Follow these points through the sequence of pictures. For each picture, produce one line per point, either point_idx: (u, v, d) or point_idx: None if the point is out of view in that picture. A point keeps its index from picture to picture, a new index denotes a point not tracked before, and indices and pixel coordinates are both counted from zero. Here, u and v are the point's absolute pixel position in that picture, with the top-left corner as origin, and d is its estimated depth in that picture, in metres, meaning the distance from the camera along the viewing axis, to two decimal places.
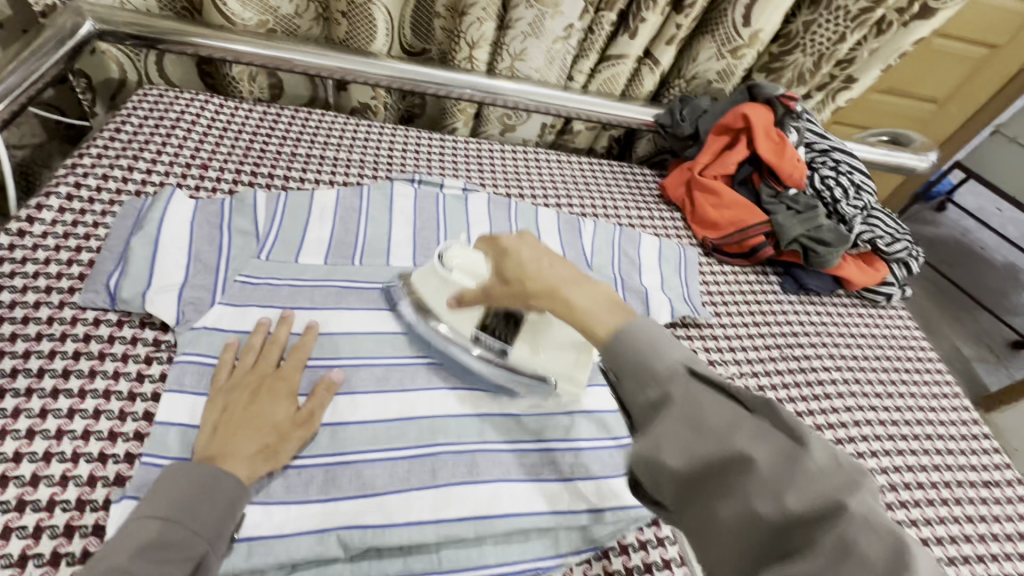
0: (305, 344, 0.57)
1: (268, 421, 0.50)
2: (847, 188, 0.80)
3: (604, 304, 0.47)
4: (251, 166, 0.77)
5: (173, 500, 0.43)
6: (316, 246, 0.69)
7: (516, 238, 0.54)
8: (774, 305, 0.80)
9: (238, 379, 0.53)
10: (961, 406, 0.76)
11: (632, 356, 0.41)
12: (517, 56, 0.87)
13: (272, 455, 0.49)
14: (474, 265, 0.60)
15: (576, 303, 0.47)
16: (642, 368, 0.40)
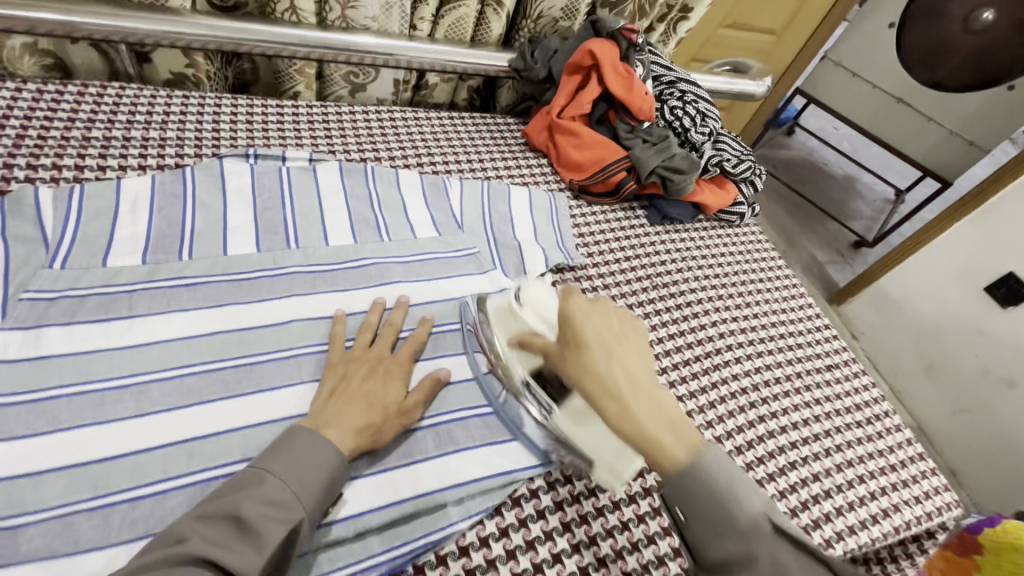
0: (421, 334, 0.58)
1: (367, 381, 0.52)
2: (694, 116, 0.84)
3: (662, 424, 0.41)
4: (28, 158, 0.63)
5: (287, 462, 0.43)
6: (130, 243, 0.58)
7: (591, 303, 0.48)
8: (642, 238, 0.83)
9: (357, 357, 0.54)
10: (806, 305, 0.85)
11: (699, 483, 0.39)
12: (348, 4, 0.78)
13: (371, 433, 0.48)
14: (546, 309, 0.54)
15: (634, 410, 0.41)
16: (661, 425, 0.41)
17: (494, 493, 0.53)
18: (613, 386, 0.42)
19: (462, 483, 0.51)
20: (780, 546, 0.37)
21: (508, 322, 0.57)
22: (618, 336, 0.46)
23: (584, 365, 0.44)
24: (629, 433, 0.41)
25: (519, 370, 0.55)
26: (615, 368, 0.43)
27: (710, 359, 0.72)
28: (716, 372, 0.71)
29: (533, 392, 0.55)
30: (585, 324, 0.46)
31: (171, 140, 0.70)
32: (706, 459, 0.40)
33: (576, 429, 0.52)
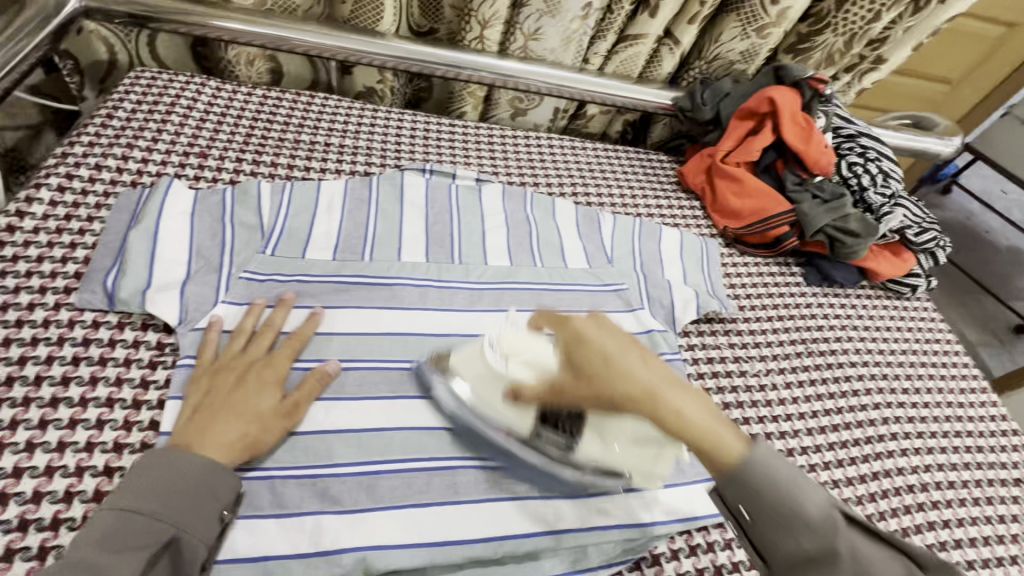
0: (306, 331, 0.56)
1: (233, 385, 0.50)
2: (875, 175, 0.78)
3: (672, 385, 0.43)
4: (253, 154, 0.72)
5: (144, 493, 0.43)
6: (324, 240, 0.65)
7: (589, 319, 0.46)
8: (798, 299, 0.77)
9: (222, 363, 0.52)
10: (989, 401, 0.74)
11: (702, 407, 0.42)
12: (531, 35, 0.82)
13: (251, 445, 0.47)
14: (540, 358, 0.48)
15: (683, 417, 0.41)
16: (720, 459, 0.40)
17: (632, 545, 0.52)
18: (646, 385, 0.41)
19: (602, 527, 0.51)
20: (824, 501, 0.40)
21: (480, 372, 0.51)
22: (630, 337, 0.45)
23: (619, 384, 0.41)
24: (675, 428, 0.41)
25: (524, 426, 0.50)
26: (647, 370, 0.42)
27: (871, 445, 0.65)
28: (876, 461, 0.64)
29: (543, 436, 0.50)
30: (602, 337, 0.44)
31: (362, 149, 0.78)
32: (732, 420, 0.42)
33: (614, 446, 0.49)
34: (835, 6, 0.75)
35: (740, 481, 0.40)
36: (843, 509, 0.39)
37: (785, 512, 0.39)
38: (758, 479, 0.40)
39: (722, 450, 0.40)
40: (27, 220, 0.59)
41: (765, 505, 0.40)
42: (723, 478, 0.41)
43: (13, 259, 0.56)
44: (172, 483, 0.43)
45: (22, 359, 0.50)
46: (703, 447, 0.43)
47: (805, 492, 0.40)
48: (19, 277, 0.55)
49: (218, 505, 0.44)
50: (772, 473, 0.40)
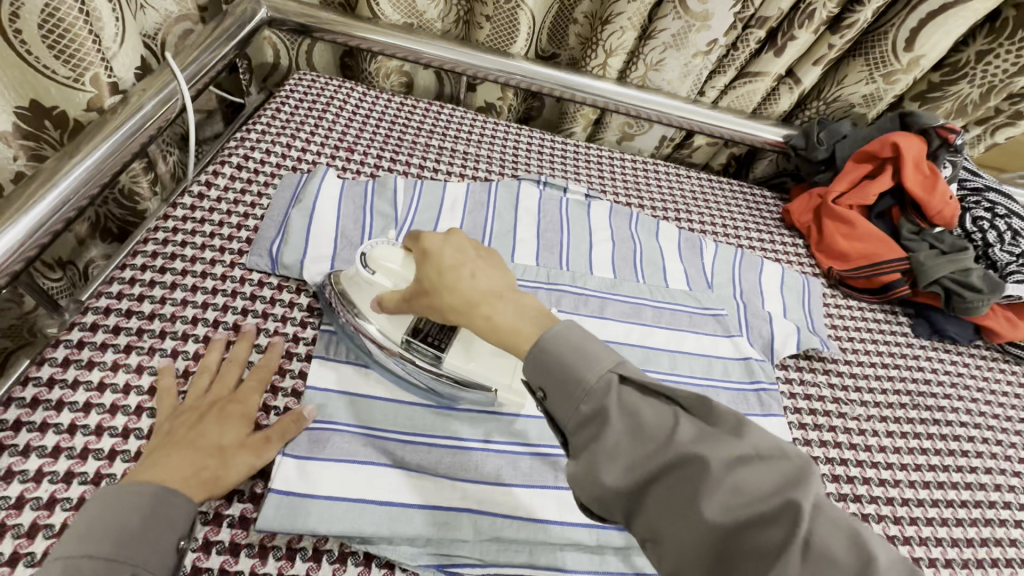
0: (268, 362, 0.56)
1: (190, 423, 0.49)
2: (1004, 232, 0.75)
3: (533, 315, 0.46)
4: (390, 154, 0.81)
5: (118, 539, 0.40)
6: (447, 235, 0.72)
7: (442, 239, 0.51)
8: (905, 348, 0.75)
9: (191, 402, 0.51)
10: None
11: (557, 363, 0.41)
12: (652, 66, 0.86)
13: (209, 481, 0.45)
14: (395, 266, 0.53)
15: (503, 320, 0.45)
16: (568, 380, 0.41)
17: None
18: (472, 297, 0.46)
19: None
20: (708, 434, 0.37)
21: (362, 285, 0.56)
22: (472, 257, 0.50)
23: (449, 290, 0.47)
24: (490, 334, 0.45)
25: (394, 336, 0.55)
26: (474, 282, 0.47)
27: (980, 510, 0.62)
28: (985, 526, 0.61)
29: (414, 349, 0.55)
30: (443, 253, 0.49)
31: (484, 158, 0.85)
32: (592, 376, 0.40)
33: (471, 356, 0.54)
34: (976, 58, 0.73)
35: (595, 411, 0.39)
36: (700, 405, 0.38)
37: (704, 489, 0.35)
38: (611, 400, 0.39)
39: (583, 379, 0.40)
40: (213, 189, 0.69)
41: (617, 424, 0.39)
42: (527, 366, 0.43)
43: (201, 221, 0.66)
44: (125, 524, 0.41)
45: (205, 304, 0.59)
46: (568, 423, 0.40)
47: (664, 414, 0.39)
48: (205, 237, 0.65)
49: (173, 537, 0.42)
50: (628, 396, 0.40)
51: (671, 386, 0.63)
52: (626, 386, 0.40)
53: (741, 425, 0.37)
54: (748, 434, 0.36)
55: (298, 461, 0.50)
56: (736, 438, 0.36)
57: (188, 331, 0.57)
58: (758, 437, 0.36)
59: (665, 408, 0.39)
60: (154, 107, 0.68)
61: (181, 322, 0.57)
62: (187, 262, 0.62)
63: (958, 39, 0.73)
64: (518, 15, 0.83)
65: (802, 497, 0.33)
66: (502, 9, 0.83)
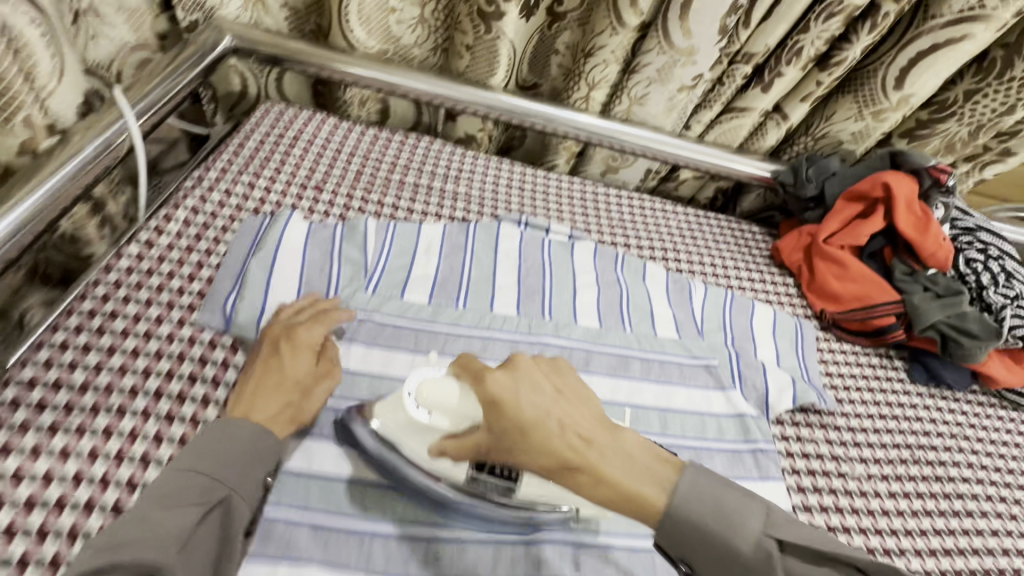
0: (335, 308, 0.59)
1: (264, 365, 0.53)
2: (997, 274, 0.72)
3: (647, 460, 0.43)
4: (362, 193, 0.76)
5: (220, 458, 0.45)
6: (421, 281, 0.67)
7: (507, 375, 0.43)
8: (902, 397, 0.72)
9: (268, 338, 0.55)
10: None
11: (714, 502, 0.41)
12: (637, 100, 0.82)
13: (296, 415, 0.52)
14: (447, 399, 0.46)
15: (614, 475, 0.40)
16: (716, 533, 0.40)
17: None
18: (566, 454, 0.40)
19: None
20: (785, 532, 0.40)
21: (400, 422, 0.50)
22: (556, 391, 0.44)
23: (536, 454, 0.40)
24: (605, 502, 0.40)
25: (457, 472, 0.50)
26: (560, 435, 0.40)
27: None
28: None
29: (483, 479, 0.50)
30: (522, 404, 0.41)
31: (462, 196, 0.80)
32: (715, 490, 0.41)
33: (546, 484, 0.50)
34: (965, 97, 0.72)
35: (755, 555, 0.39)
36: (797, 524, 0.41)
37: (766, 539, 0.40)
38: (776, 574, 0.39)
39: (736, 550, 0.40)
40: (163, 237, 0.63)
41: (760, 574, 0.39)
42: (658, 530, 0.41)
43: (147, 273, 0.60)
44: (230, 455, 0.46)
45: (147, 371, 0.54)
46: (689, 527, 0.40)
47: (807, 561, 0.39)
48: (150, 292, 0.59)
49: (263, 472, 0.47)
50: (772, 544, 0.39)
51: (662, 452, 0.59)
52: (785, 554, 0.40)
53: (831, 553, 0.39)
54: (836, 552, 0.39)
55: (288, 524, 0.49)
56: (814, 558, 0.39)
57: (126, 405, 0.52)
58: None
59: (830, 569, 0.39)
60: (96, 148, 0.61)
61: (118, 394, 0.52)
62: (129, 321, 0.56)
63: (947, 78, 0.71)
64: (499, 45, 0.79)
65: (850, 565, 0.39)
66: (480, 39, 0.79)
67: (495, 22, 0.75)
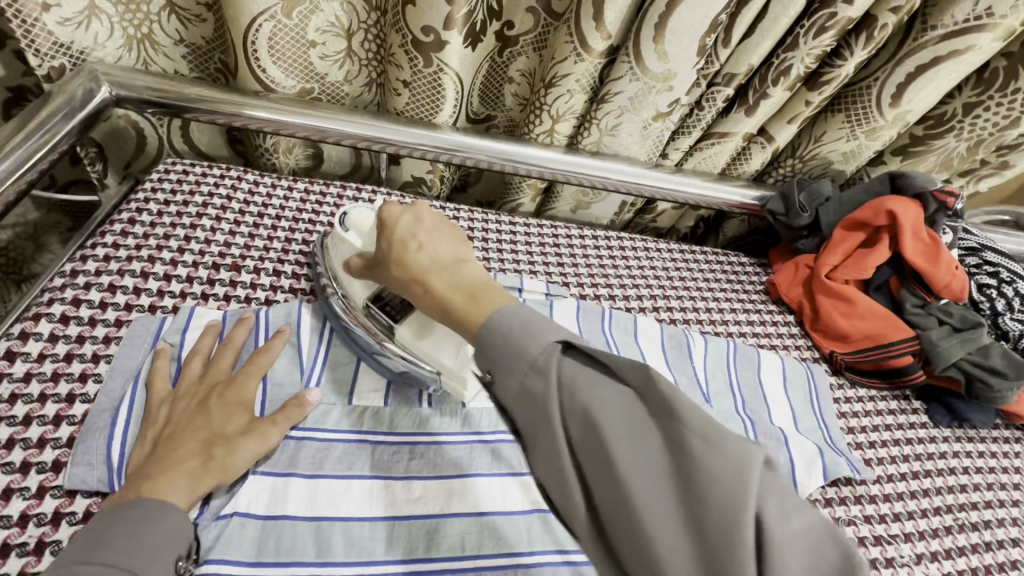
0: (272, 348, 0.51)
1: (198, 403, 0.46)
2: (1012, 300, 0.67)
3: (472, 288, 0.41)
4: (292, 264, 0.62)
5: (112, 545, 0.36)
6: (375, 377, 0.53)
7: (403, 207, 0.48)
8: (932, 448, 0.65)
9: (187, 387, 0.47)
10: None
11: (503, 343, 0.35)
12: (607, 130, 0.72)
13: (215, 470, 0.42)
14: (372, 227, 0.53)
15: (442, 292, 0.41)
16: (514, 357, 0.35)
17: None
18: (412, 268, 0.43)
19: None
20: (640, 408, 0.32)
21: (338, 248, 0.56)
22: (429, 228, 0.47)
23: (398, 261, 0.45)
24: (430, 310, 0.42)
25: (359, 296, 0.53)
26: (420, 255, 0.44)
27: None
28: None
29: (374, 315, 0.52)
30: (401, 222, 0.46)
31: None
32: (535, 347, 0.34)
33: (423, 335, 0.49)
34: (964, 111, 0.65)
35: (539, 395, 0.34)
36: (649, 386, 0.32)
37: (621, 444, 0.31)
38: (552, 379, 0.34)
39: (524, 352, 0.35)
40: (18, 363, 0.47)
41: (567, 456, 0.34)
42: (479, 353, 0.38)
43: None
44: (134, 529, 0.37)
45: None
46: (514, 405, 0.35)
47: (611, 395, 0.33)
48: None
49: (173, 552, 0.38)
50: (571, 370, 0.34)
51: None
52: (587, 365, 0.34)
53: (675, 403, 0.31)
54: (685, 414, 0.30)
55: None
56: (670, 418, 0.30)
57: None
58: (700, 420, 0.30)
59: (603, 387, 0.33)
60: None
61: None
62: None
63: (945, 92, 0.64)
64: (443, 81, 0.68)
65: (725, 439, 0.29)
66: (421, 72, 0.67)
67: (435, 53, 0.64)
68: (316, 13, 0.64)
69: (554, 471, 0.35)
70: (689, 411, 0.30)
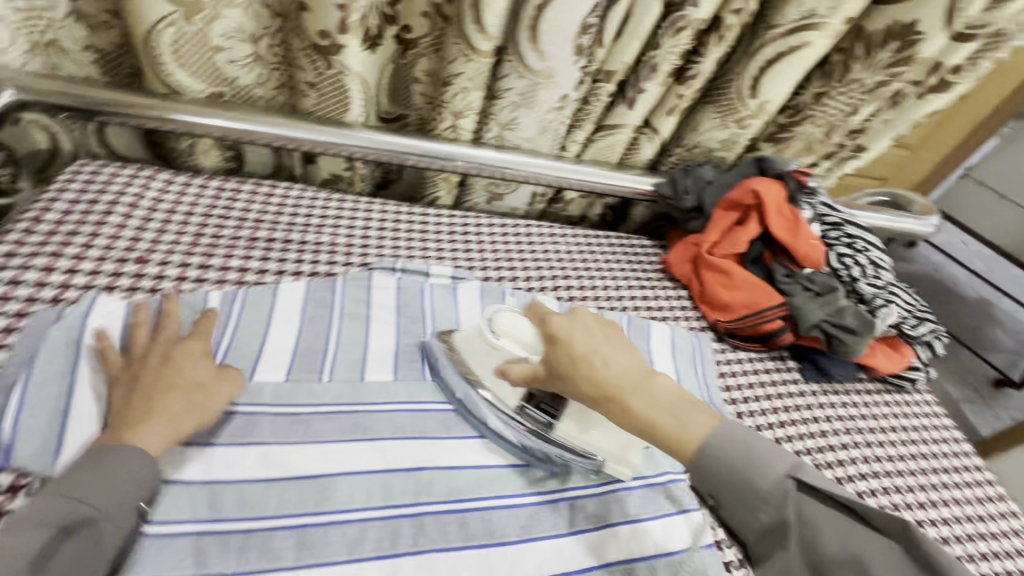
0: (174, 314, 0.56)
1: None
2: (865, 266, 0.75)
3: (682, 406, 0.50)
4: (200, 258, 0.65)
5: (78, 481, 0.43)
6: (276, 357, 0.58)
7: (568, 318, 0.54)
8: (798, 400, 0.74)
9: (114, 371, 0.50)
10: (998, 500, 0.72)
11: (726, 473, 0.48)
12: (506, 126, 0.78)
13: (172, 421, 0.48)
14: (521, 333, 0.55)
15: (637, 410, 0.48)
16: (748, 490, 0.48)
17: None
18: (605, 387, 0.49)
19: None
20: (899, 556, 0.45)
21: (480, 349, 0.59)
22: (605, 339, 0.53)
23: (586, 377, 0.50)
24: (639, 430, 0.49)
25: (512, 396, 0.58)
26: (609, 370, 0.50)
27: None
28: None
29: (529, 413, 0.58)
30: (574, 340, 0.51)
31: (325, 245, 0.72)
32: (767, 482, 0.48)
33: (587, 430, 0.57)
34: (814, 100, 0.74)
35: (775, 520, 0.49)
36: (900, 526, 0.45)
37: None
38: (790, 512, 0.48)
39: (758, 487, 0.48)
40: None
41: (797, 558, 0.48)
42: (697, 472, 0.49)
43: None
44: (98, 476, 0.43)
45: None
46: (750, 527, 0.51)
47: (841, 526, 0.47)
48: None
49: (134, 495, 0.44)
50: (807, 504, 0.48)
51: (562, 509, 0.55)
52: (802, 492, 0.49)
53: (939, 560, 0.43)
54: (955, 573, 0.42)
55: None
56: (931, 572, 0.43)
57: None
58: None
59: (853, 527, 0.47)
60: None
61: None
62: None
63: (796, 83, 0.72)
64: (345, 82, 0.72)
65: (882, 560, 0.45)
66: (324, 75, 0.71)
67: (335, 56, 0.68)
68: (219, 20, 0.67)
69: (758, 526, 0.50)
70: None
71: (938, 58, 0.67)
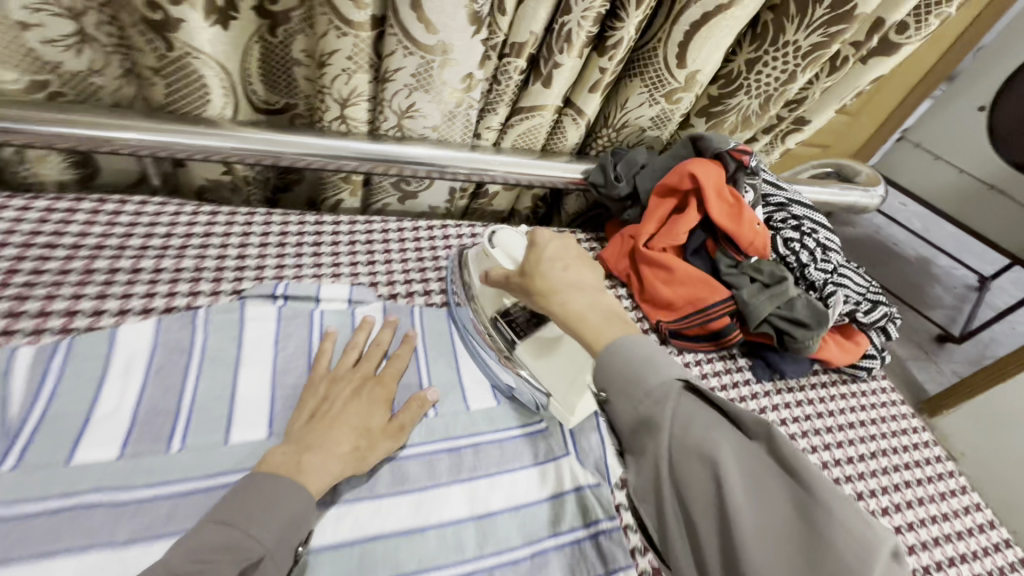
0: None
1: (366, 424, 0.50)
2: (815, 250, 0.68)
3: (603, 313, 0.46)
4: (10, 304, 0.51)
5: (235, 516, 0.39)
6: (110, 426, 0.46)
7: (552, 236, 0.55)
8: (751, 404, 0.67)
9: None
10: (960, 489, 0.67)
11: (622, 369, 0.40)
12: (405, 113, 0.66)
13: None
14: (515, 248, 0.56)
15: (574, 309, 0.47)
16: (634, 383, 0.38)
17: None
18: (550, 285, 0.49)
19: None
20: (758, 460, 0.34)
21: (483, 260, 0.60)
22: (572, 261, 0.52)
23: (536, 279, 0.51)
24: (561, 320, 0.47)
25: (490, 308, 0.60)
26: (562, 274, 0.50)
27: None
28: None
29: (498, 328, 0.59)
30: (547, 249, 0.53)
31: (188, 271, 0.59)
32: (655, 377, 0.38)
33: (544, 357, 0.56)
34: (746, 67, 0.66)
35: (650, 415, 0.37)
36: (775, 443, 0.33)
37: (693, 453, 0.34)
38: (669, 409, 0.36)
39: (643, 380, 0.38)
40: None
41: (664, 445, 0.35)
42: (595, 367, 0.42)
43: None
44: (255, 512, 0.40)
45: None
46: (624, 424, 0.39)
47: (721, 430, 0.35)
48: None
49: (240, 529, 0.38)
50: (693, 409, 0.36)
51: None
52: (693, 397, 0.37)
53: (801, 468, 0.32)
54: (814, 481, 0.31)
55: None
56: (803, 490, 0.31)
57: None
58: (827, 490, 0.30)
59: (739, 439, 0.35)
60: None
61: None
62: None
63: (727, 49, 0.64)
64: (190, 64, 0.58)
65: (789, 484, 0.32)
66: (165, 59, 0.57)
67: (173, 34, 0.54)
68: None
69: (635, 420, 0.38)
70: (815, 476, 0.31)
71: (877, 14, 0.59)
